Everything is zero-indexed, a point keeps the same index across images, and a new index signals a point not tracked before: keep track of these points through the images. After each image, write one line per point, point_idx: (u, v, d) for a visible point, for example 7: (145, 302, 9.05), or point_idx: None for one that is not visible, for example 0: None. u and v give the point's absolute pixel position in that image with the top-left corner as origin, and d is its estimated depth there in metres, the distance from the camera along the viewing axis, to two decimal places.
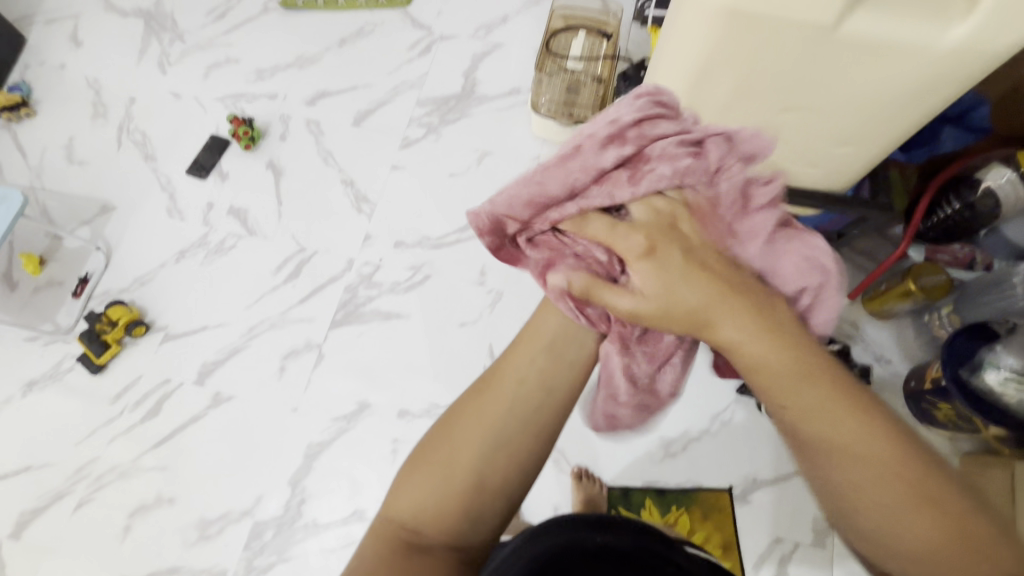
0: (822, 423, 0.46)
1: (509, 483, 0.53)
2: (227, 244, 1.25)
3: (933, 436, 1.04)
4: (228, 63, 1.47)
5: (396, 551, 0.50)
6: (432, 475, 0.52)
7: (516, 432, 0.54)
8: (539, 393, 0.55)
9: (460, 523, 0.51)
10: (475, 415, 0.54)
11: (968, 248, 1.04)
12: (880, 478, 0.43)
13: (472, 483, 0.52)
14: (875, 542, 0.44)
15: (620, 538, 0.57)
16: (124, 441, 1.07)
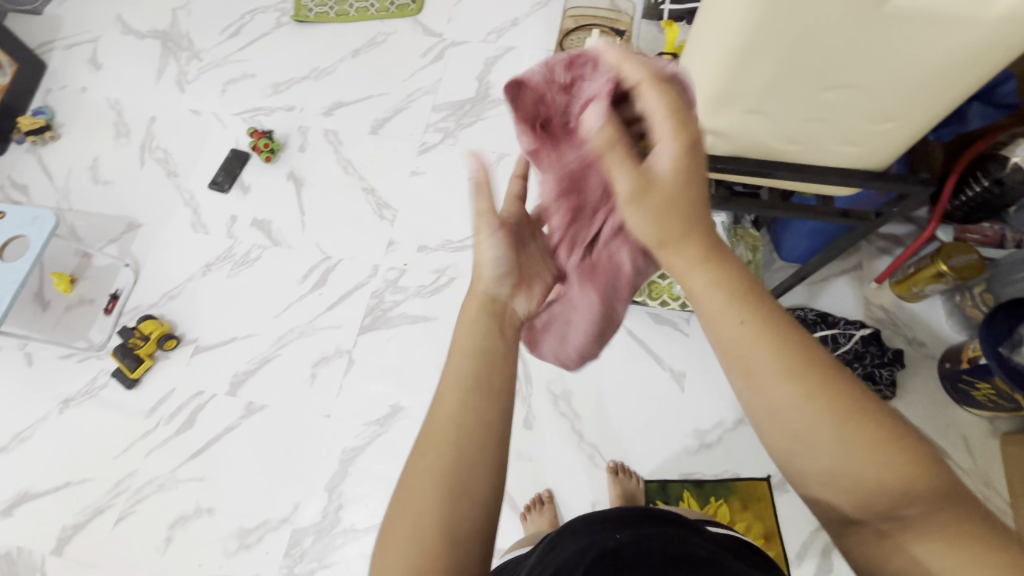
0: (757, 360, 0.45)
1: (485, 515, 0.44)
2: (252, 255, 1.29)
3: (971, 418, 1.02)
4: (245, 78, 1.51)
5: None
6: (400, 546, 0.42)
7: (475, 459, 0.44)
8: (486, 402, 0.47)
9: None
10: (425, 463, 0.45)
11: (996, 227, 1.02)
12: (828, 401, 0.43)
13: (440, 539, 0.42)
14: (819, 473, 0.43)
15: (637, 532, 0.55)
16: (163, 451, 1.12)
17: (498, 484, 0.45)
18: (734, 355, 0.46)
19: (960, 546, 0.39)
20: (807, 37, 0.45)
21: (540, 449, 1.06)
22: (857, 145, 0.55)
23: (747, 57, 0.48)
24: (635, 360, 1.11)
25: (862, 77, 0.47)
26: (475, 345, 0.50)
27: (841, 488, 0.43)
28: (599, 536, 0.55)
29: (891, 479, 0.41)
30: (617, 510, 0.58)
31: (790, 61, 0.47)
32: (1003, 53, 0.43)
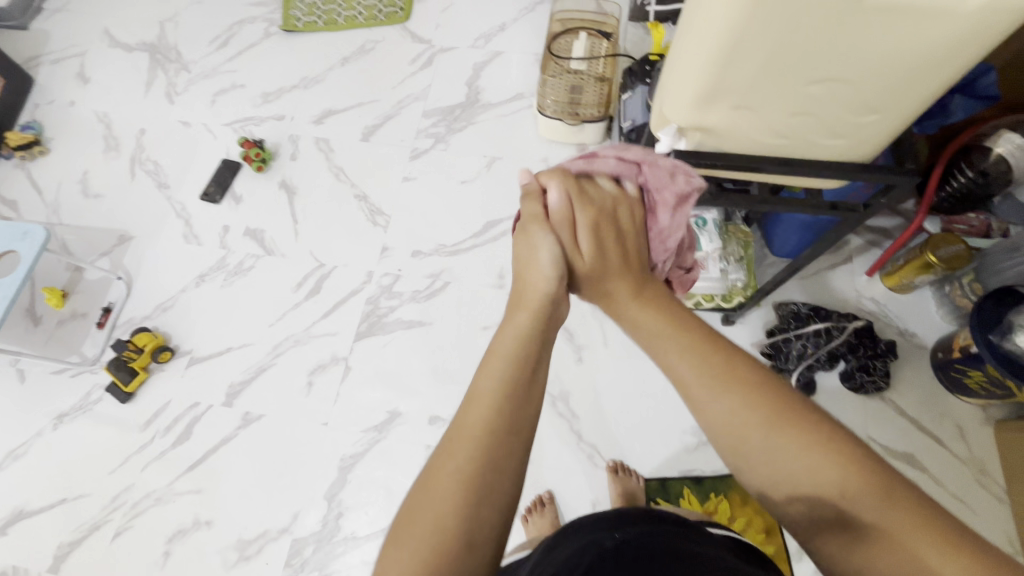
0: (694, 377, 0.52)
1: (499, 523, 0.44)
2: (246, 265, 1.28)
3: (965, 406, 1.03)
4: (235, 89, 1.51)
5: None
6: (417, 539, 0.41)
7: (505, 465, 0.45)
8: (519, 410, 0.48)
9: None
10: (454, 459, 0.45)
11: (982, 217, 1.03)
12: (755, 408, 0.49)
13: (458, 539, 0.42)
14: (765, 478, 0.48)
15: (634, 531, 0.56)
16: (160, 465, 1.11)
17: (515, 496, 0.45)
18: (668, 377, 0.54)
19: (911, 537, 0.42)
20: (789, 32, 0.45)
21: (540, 451, 1.06)
22: (841, 137, 0.56)
23: (731, 53, 0.48)
24: (632, 358, 1.12)
25: (845, 70, 0.48)
26: (514, 354, 0.51)
27: (788, 490, 0.47)
28: (599, 534, 0.56)
29: (831, 468, 0.46)
30: (617, 510, 0.59)
31: (774, 56, 0.48)
32: (980, 42, 0.44)
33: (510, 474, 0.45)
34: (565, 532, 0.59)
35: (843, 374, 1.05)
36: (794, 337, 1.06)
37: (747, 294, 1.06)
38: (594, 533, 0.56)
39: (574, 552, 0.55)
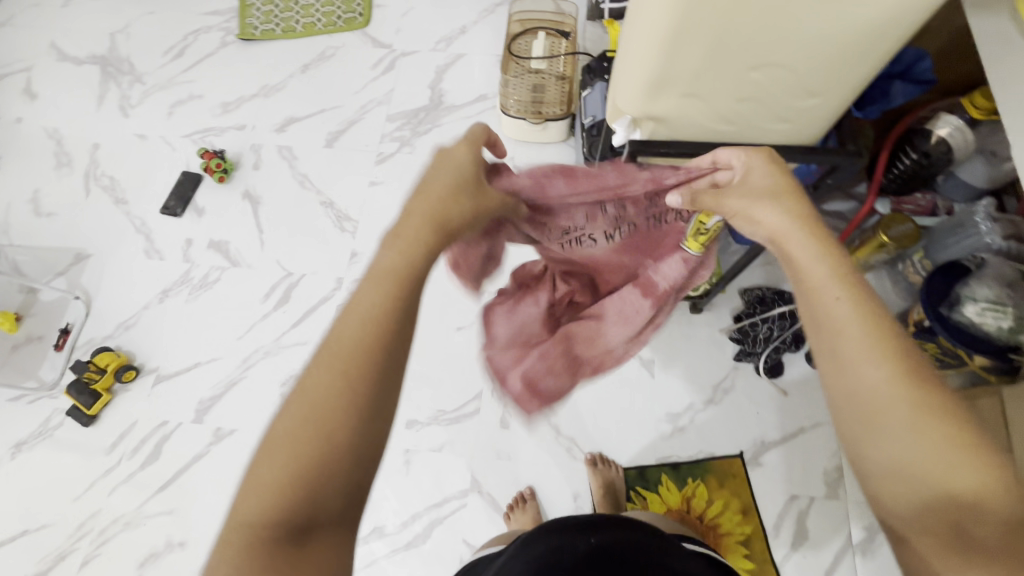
0: (848, 326, 0.45)
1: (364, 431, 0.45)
2: (211, 277, 1.26)
3: None
4: (192, 99, 1.48)
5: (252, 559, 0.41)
6: (262, 469, 0.43)
7: (355, 408, 0.45)
8: (378, 346, 0.47)
9: (303, 529, 0.43)
10: (309, 397, 0.45)
11: (928, 196, 1.07)
12: (914, 394, 0.43)
13: (318, 455, 0.43)
14: (887, 457, 0.43)
15: (609, 535, 0.57)
16: (128, 488, 1.07)
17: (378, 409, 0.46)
18: (821, 321, 0.47)
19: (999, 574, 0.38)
20: (727, 21, 0.47)
21: (519, 447, 1.06)
22: (787, 121, 0.58)
23: (675, 43, 0.50)
24: None
25: (783, 56, 0.50)
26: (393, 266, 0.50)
27: (904, 476, 0.42)
28: (570, 542, 0.56)
29: (964, 476, 0.40)
30: (591, 515, 0.60)
31: (716, 44, 0.49)
32: (905, 28, 0.46)
33: (365, 418, 0.45)
34: (537, 532, 0.59)
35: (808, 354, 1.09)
36: (760, 321, 1.08)
37: (715, 281, 1.06)
38: (566, 541, 0.56)
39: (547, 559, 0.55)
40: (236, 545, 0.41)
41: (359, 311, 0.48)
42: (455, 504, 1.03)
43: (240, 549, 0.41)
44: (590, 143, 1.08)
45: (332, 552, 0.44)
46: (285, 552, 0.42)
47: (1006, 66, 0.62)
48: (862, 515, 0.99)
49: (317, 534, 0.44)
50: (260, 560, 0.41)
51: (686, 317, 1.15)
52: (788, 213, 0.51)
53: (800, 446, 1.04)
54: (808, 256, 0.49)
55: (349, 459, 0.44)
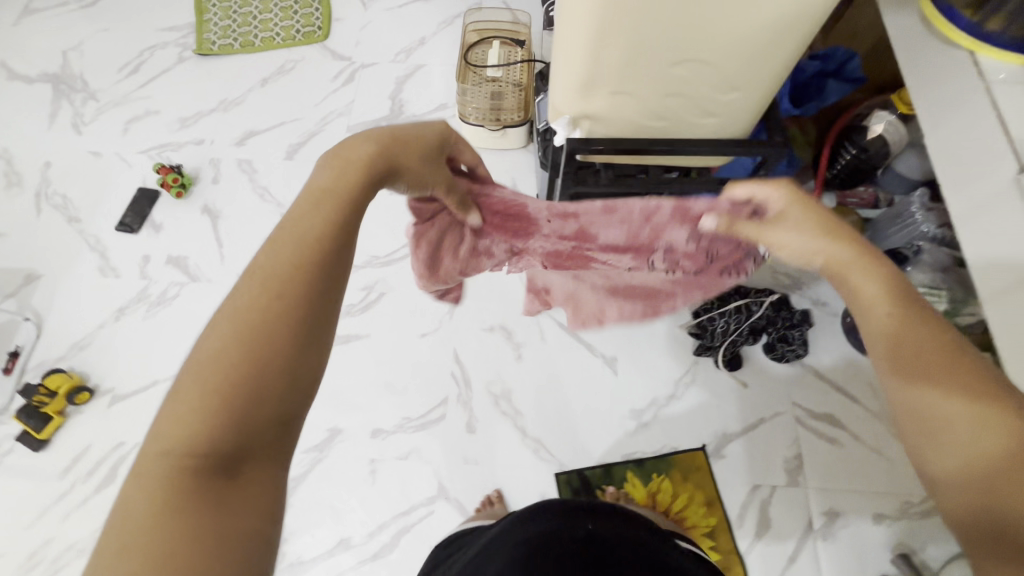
0: (906, 346, 0.49)
1: (289, 355, 0.45)
2: (170, 294, 1.23)
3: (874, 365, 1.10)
4: (149, 115, 1.46)
5: (186, 479, 0.41)
6: (184, 399, 0.43)
7: (282, 337, 0.45)
8: (309, 273, 0.48)
9: (233, 458, 0.43)
10: (230, 326, 0.45)
11: (870, 189, 1.11)
12: (980, 407, 0.44)
13: (247, 377, 0.43)
14: (954, 473, 0.45)
15: (604, 525, 0.63)
16: (83, 513, 1.04)
17: (305, 335, 0.46)
18: (880, 346, 0.51)
19: None
20: (644, 18, 0.49)
21: (486, 450, 1.06)
22: (715, 115, 0.60)
23: (600, 42, 0.52)
24: (569, 351, 1.14)
25: (701, 52, 0.52)
26: (320, 186, 0.53)
27: (964, 485, 0.44)
28: (571, 527, 0.62)
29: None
30: (586, 504, 0.66)
31: (638, 41, 0.51)
32: (809, 23, 0.49)
33: (293, 350, 0.46)
34: (528, 516, 0.65)
35: (766, 346, 1.11)
36: (717, 315, 1.08)
37: None
38: (569, 523, 0.63)
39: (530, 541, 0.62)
40: (159, 473, 0.41)
41: (281, 245, 0.49)
42: (422, 512, 1.02)
43: (166, 477, 0.41)
44: (545, 147, 1.10)
45: (263, 480, 0.45)
46: (212, 479, 0.42)
47: (921, 59, 0.66)
48: (821, 500, 1.01)
49: (244, 467, 0.44)
50: (185, 485, 0.41)
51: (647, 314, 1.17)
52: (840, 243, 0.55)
53: (760, 437, 1.06)
54: (866, 282, 0.53)
55: (278, 387, 0.45)
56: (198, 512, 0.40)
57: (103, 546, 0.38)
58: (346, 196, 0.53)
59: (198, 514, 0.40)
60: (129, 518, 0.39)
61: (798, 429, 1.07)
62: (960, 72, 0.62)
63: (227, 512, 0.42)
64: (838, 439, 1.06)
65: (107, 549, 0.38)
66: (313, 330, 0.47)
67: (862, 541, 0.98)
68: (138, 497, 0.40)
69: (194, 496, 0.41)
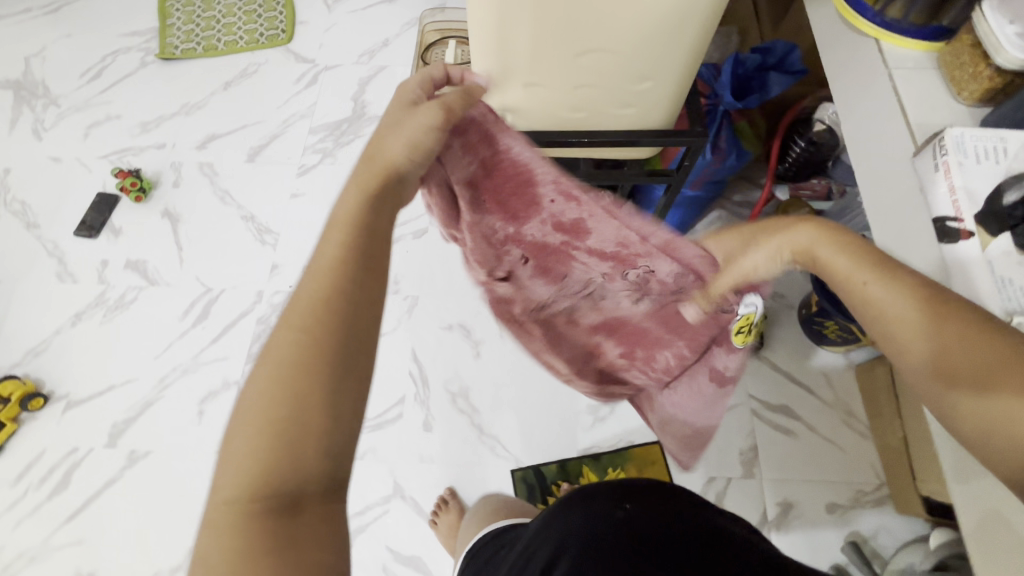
0: (896, 334, 0.45)
1: (336, 382, 0.40)
2: (128, 298, 1.23)
3: (827, 356, 1.11)
4: (110, 120, 1.46)
5: (248, 531, 0.37)
6: (239, 443, 0.39)
7: (321, 368, 0.40)
8: (335, 297, 0.42)
9: (296, 496, 0.39)
10: (270, 365, 0.40)
11: (823, 181, 1.10)
12: (993, 371, 0.41)
13: (295, 412, 0.39)
14: (1005, 456, 0.40)
15: (642, 506, 0.59)
16: (35, 519, 1.03)
17: (344, 358, 0.41)
18: (881, 327, 0.47)
19: None
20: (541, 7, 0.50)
21: (443, 449, 1.06)
22: (631, 106, 0.61)
23: (503, 32, 0.52)
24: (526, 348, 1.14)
25: (603, 41, 0.53)
26: (341, 214, 0.47)
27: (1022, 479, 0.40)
28: (608, 509, 0.59)
29: None
30: (622, 484, 0.62)
31: (539, 31, 0.52)
32: (704, 13, 0.50)
33: (336, 378, 0.41)
34: (574, 499, 0.61)
35: None
36: None
37: None
38: (601, 509, 0.59)
39: (568, 527, 0.58)
40: (225, 525, 0.37)
41: (309, 276, 0.43)
42: (377, 511, 1.02)
43: (235, 528, 0.37)
44: None
45: (329, 518, 0.40)
46: (279, 523, 0.37)
47: (837, 49, 0.68)
48: (776, 492, 1.02)
49: (309, 505, 0.39)
50: (251, 534, 0.37)
51: None
52: (808, 230, 0.51)
53: (716, 430, 1.07)
54: (847, 272, 0.48)
55: (326, 420, 0.40)
56: (277, 561, 0.36)
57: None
58: (365, 224, 0.46)
59: (273, 561, 0.36)
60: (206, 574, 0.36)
61: (754, 422, 1.07)
62: (866, 59, 0.64)
63: (306, 556, 0.38)
64: (792, 430, 1.06)
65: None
66: (354, 356, 0.42)
67: (814, 530, 0.99)
68: (212, 553, 0.37)
69: (264, 545, 0.37)
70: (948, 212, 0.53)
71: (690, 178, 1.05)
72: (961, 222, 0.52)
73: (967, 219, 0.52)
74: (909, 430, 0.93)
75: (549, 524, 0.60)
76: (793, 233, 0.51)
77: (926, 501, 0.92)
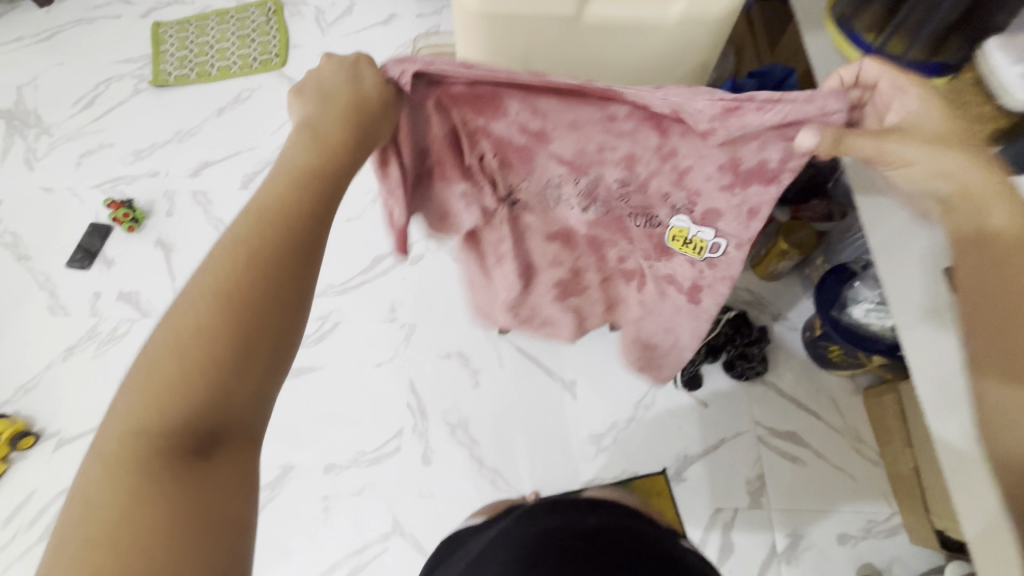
0: (1005, 293, 0.48)
1: (256, 334, 0.42)
2: (120, 331, 1.21)
3: (834, 380, 1.09)
4: (102, 149, 1.45)
5: (150, 465, 0.39)
6: (146, 382, 0.40)
7: (238, 324, 0.42)
8: (270, 252, 0.44)
9: (204, 435, 0.41)
10: (189, 308, 0.42)
11: (825, 204, 1.05)
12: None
13: (212, 353, 0.41)
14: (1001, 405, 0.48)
15: (608, 517, 0.60)
16: (25, 563, 1.01)
17: (269, 310, 0.43)
18: (987, 272, 0.49)
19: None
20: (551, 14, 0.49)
21: (443, 484, 1.04)
22: None
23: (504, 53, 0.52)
24: (526, 376, 1.13)
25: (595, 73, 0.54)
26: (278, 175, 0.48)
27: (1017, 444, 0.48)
28: (579, 518, 0.59)
29: None
30: (587, 499, 0.63)
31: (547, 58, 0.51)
32: (691, 46, 0.52)
33: (263, 333, 0.42)
34: (541, 510, 0.61)
35: (725, 364, 1.10)
36: None
37: None
38: (571, 517, 0.59)
39: (534, 531, 0.58)
40: (122, 456, 0.39)
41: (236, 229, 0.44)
42: (376, 550, 1.00)
43: (132, 456, 0.39)
44: None
45: (237, 459, 0.42)
46: (180, 461, 0.39)
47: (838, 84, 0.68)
48: (785, 522, 0.99)
49: (217, 450, 0.41)
50: (150, 469, 0.39)
51: (604, 336, 1.16)
52: (959, 155, 0.47)
53: (721, 458, 1.04)
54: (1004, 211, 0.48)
55: (243, 375, 0.42)
56: (173, 497, 0.38)
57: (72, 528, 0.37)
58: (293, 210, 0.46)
59: (169, 499, 0.38)
60: (98, 492, 0.38)
61: (760, 449, 1.05)
62: None
63: (204, 496, 0.40)
64: (800, 457, 1.04)
65: (86, 530, 0.37)
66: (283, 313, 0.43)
67: (826, 563, 0.96)
68: (104, 479, 0.38)
69: (164, 479, 0.39)
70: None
71: None
72: None
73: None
74: (920, 460, 0.92)
75: (508, 534, 0.59)
76: (948, 168, 0.47)
77: (940, 533, 0.90)
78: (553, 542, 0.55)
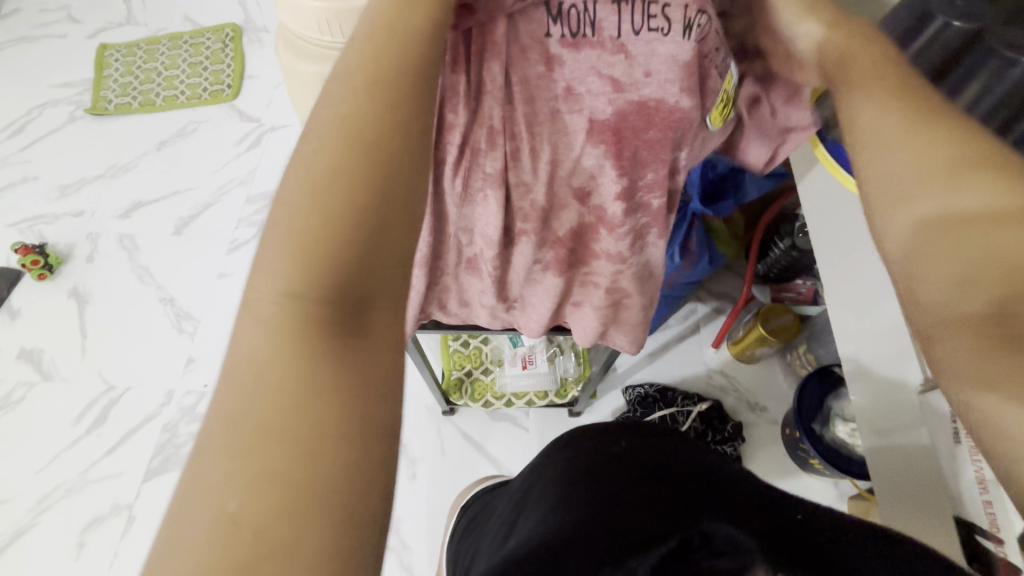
0: (874, 114, 0.30)
1: (411, 160, 0.28)
2: (15, 396, 1.07)
3: (817, 486, 0.95)
4: (26, 182, 1.32)
5: (302, 341, 0.25)
6: (296, 225, 0.26)
7: (407, 138, 0.28)
8: (397, 69, 0.29)
9: (365, 307, 0.27)
10: (330, 134, 0.27)
11: (810, 282, 0.97)
12: (960, 169, 0.26)
13: (373, 181, 0.27)
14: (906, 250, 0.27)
15: (649, 442, 0.45)
16: None
17: (417, 141, 0.29)
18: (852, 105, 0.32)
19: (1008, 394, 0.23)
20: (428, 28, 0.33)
21: None
22: None
23: (342, 50, 0.31)
24: (470, 467, 1.00)
25: None
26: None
27: (955, 271, 0.25)
28: (609, 444, 0.45)
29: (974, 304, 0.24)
30: (626, 422, 0.48)
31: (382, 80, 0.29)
32: None
33: (416, 164, 0.28)
34: (576, 439, 0.48)
35: None
36: None
37: (580, 387, 0.97)
38: (600, 443, 0.45)
39: (562, 463, 0.45)
40: (283, 322, 0.25)
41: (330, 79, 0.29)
42: None
43: (287, 330, 0.25)
44: None
45: (399, 340, 0.28)
46: (347, 340, 0.25)
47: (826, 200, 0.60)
48: None
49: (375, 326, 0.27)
50: (311, 353, 0.25)
51: (562, 422, 1.04)
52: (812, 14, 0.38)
53: None
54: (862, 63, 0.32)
55: (403, 231, 0.28)
56: (340, 400, 0.24)
57: (211, 434, 0.23)
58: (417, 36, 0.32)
59: (338, 395, 0.24)
60: (246, 380, 0.24)
61: None
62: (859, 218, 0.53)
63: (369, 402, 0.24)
64: None
65: (238, 438, 0.23)
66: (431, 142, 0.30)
67: None
68: (263, 364, 0.24)
69: (331, 366, 0.24)
70: (982, 523, 0.40)
71: (689, 279, 0.95)
72: (1000, 544, 0.39)
73: (1007, 547, 0.38)
74: None
75: (544, 462, 0.49)
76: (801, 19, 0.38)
77: None
78: (591, 473, 0.41)
